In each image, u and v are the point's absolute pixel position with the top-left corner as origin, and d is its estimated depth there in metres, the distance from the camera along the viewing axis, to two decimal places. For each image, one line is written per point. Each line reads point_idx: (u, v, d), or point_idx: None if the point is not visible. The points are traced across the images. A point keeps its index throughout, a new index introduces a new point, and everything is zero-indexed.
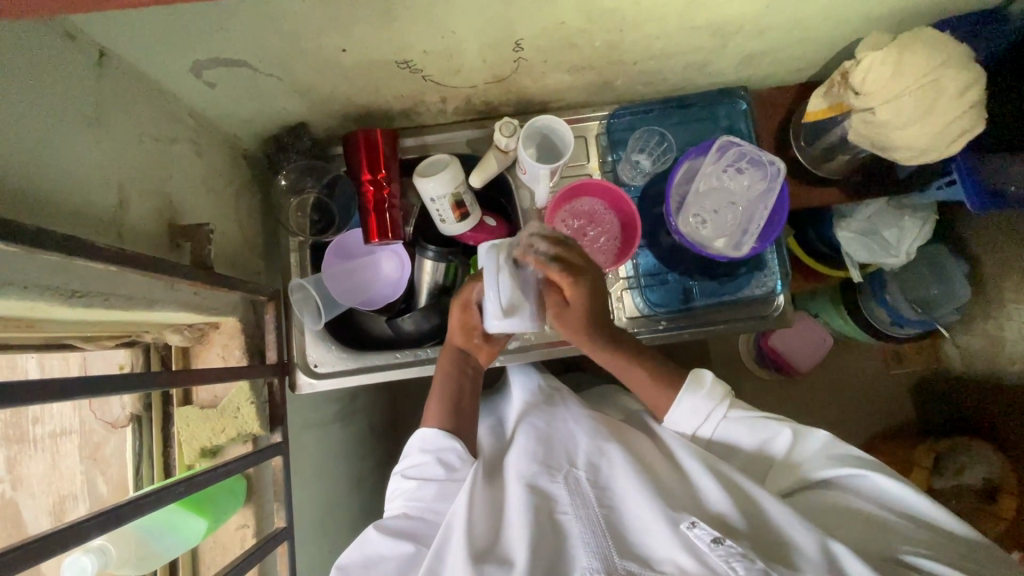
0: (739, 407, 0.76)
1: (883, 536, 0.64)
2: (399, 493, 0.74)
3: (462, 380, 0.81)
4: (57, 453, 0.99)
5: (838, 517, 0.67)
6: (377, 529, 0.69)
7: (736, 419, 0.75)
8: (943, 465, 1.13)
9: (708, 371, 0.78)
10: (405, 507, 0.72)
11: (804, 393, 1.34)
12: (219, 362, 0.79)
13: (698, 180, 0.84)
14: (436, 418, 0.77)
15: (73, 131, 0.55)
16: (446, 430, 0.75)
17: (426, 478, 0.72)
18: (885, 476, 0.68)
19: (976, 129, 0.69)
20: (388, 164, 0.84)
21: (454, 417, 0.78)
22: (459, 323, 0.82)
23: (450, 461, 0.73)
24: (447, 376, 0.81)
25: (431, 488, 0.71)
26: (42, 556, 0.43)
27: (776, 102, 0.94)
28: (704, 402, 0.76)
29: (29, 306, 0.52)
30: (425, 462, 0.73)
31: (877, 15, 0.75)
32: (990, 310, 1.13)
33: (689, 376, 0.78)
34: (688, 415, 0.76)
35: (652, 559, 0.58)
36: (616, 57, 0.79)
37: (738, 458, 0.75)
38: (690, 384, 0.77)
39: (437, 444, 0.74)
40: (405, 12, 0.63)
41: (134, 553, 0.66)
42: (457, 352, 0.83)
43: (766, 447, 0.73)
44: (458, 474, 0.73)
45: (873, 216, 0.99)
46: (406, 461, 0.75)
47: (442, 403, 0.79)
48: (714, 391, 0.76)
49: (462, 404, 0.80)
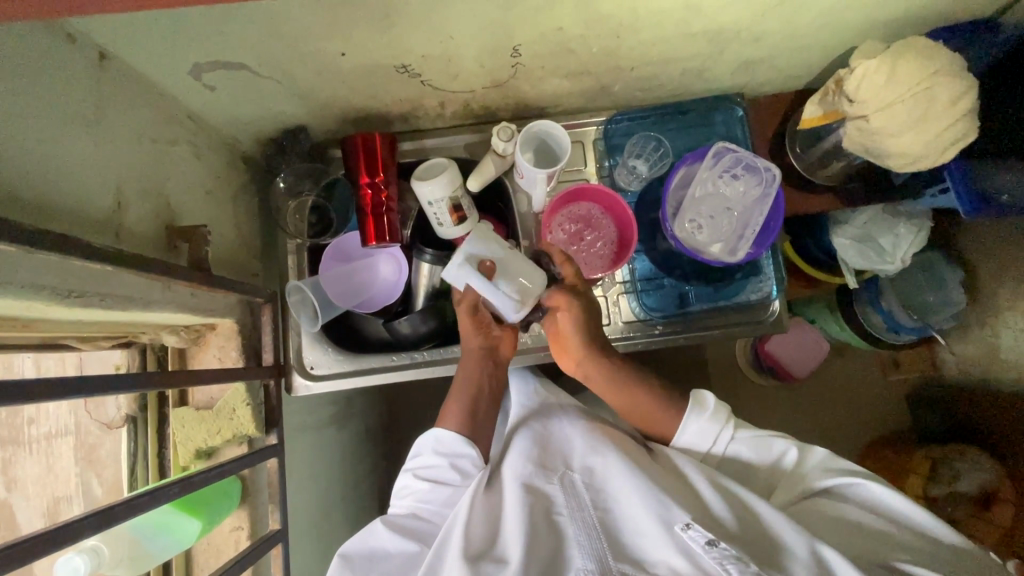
0: (743, 428, 0.76)
1: (879, 544, 0.64)
2: (408, 493, 0.74)
3: (482, 381, 0.81)
4: (52, 455, 0.99)
5: (837, 525, 0.67)
6: (385, 523, 0.70)
7: (744, 440, 0.75)
8: (939, 472, 1.12)
9: (710, 394, 0.78)
10: (413, 508, 0.72)
11: (801, 399, 1.34)
12: (214, 364, 0.79)
13: (694, 186, 0.84)
14: (456, 422, 0.77)
15: (72, 131, 0.55)
16: (463, 436, 0.75)
17: (439, 482, 0.72)
18: (881, 488, 0.69)
19: (968, 137, 0.70)
20: (386, 168, 0.84)
21: (472, 422, 0.78)
22: (470, 321, 0.80)
23: (465, 468, 0.74)
24: (467, 379, 0.80)
25: (442, 491, 0.72)
26: (34, 554, 0.43)
27: (772, 109, 0.95)
28: (709, 424, 0.75)
29: (26, 306, 0.52)
30: (438, 466, 0.73)
31: (872, 23, 0.76)
32: (985, 317, 1.13)
33: (691, 399, 0.78)
34: (695, 438, 0.76)
35: (645, 561, 0.58)
36: (613, 63, 0.80)
37: (746, 476, 0.74)
38: (694, 407, 0.77)
39: (453, 449, 0.74)
40: (404, 17, 0.63)
41: (127, 554, 0.66)
42: (477, 353, 0.82)
43: (774, 463, 0.73)
44: (469, 480, 0.73)
45: (868, 223, 0.99)
46: (419, 461, 0.75)
47: (461, 408, 0.78)
48: (717, 414, 0.76)
49: (482, 405, 0.80)
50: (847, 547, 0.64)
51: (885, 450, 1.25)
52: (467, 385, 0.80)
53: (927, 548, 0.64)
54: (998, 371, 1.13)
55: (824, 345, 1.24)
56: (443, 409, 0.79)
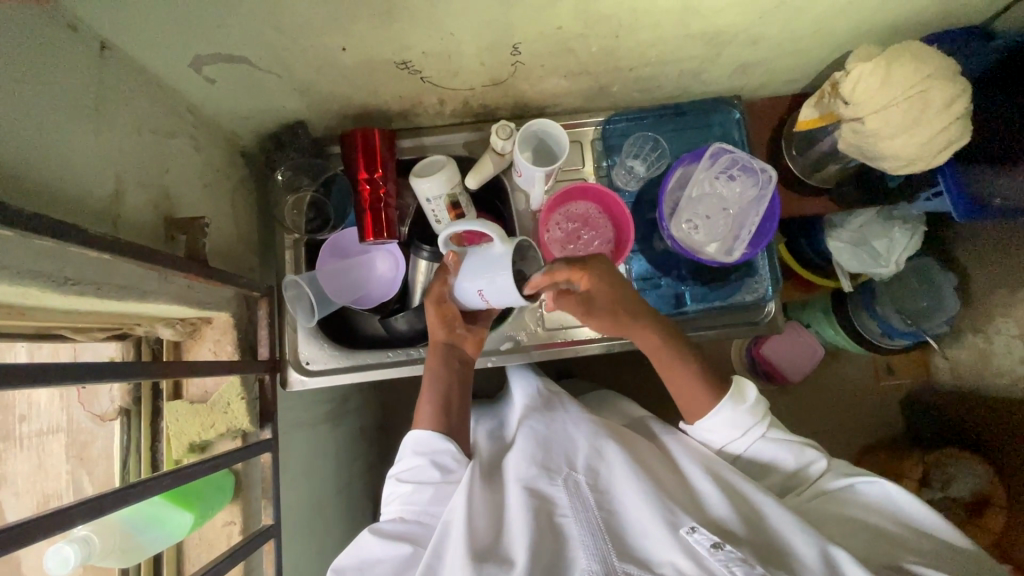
0: (775, 429, 0.76)
1: (891, 549, 0.63)
2: (395, 497, 0.73)
3: (450, 378, 0.80)
4: (43, 452, 0.98)
5: (844, 524, 0.67)
6: (373, 532, 0.68)
7: (771, 440, 0.75)
8: (931, 476, 1.14)
9: (752, 387, 0.77)
10: (401, 511, 0.71)
11: (795, 403, 1.35)
12: (210, 357, 0.79)
13: (690, 186, 0.85)
14: (427, 420, 0.76)
15: (72, 119, 0.55)
16: (438, 432, 0.75)
17: (422, 481, 0.71)
18: (892, 487, 0.69)
19: (962, 140, 0.71)
20: (385, 163, 0.85)
21: (446, 419, 0.77)
22: (436, 317, 0.81)
23: (445, 463, 0.72)
24: (436, 376, 0.80)
25: (426, 491, 0.70)
26: (29, 539, 0.43)
27: (769, 111, 0.96)
28: (744, 416, 0.75)
29: (22, 292, 0.52)
30: (419, 465, 0.72)
31: (868, 28, 0.76)
32: (978, 323, 1.14)
33: (732, 387, 0.76)
34: (729, 426, 0.75)
35: (650, 561, 0.57)
36: (611, 64, 0.81)
37: (764, 476, 0.75)
38: (734, 396, 0.75)
39: (430, 446, 0.74)
40: (406, 12, 0.64)
41: (118, 545, 0.65)
42: (443, 347, 0.82)
43: (795, 470, 0.74)
44: (453, 475, 0.72)
45: (863, 227, 1.00)
46: (401, 465, 0.74)
47: (432, 403, 0.78)
48: (755, 409, 0.75)
49: (453, 405, 0.79)
50: (853, 543, 0.64)
51: (878, 454, 1.26)
52: (435, 381, 0.80)
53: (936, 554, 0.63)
54: (990, 378, 1.14)
55: (818, 347, 1.24)
56: (415, 411, 0.79)
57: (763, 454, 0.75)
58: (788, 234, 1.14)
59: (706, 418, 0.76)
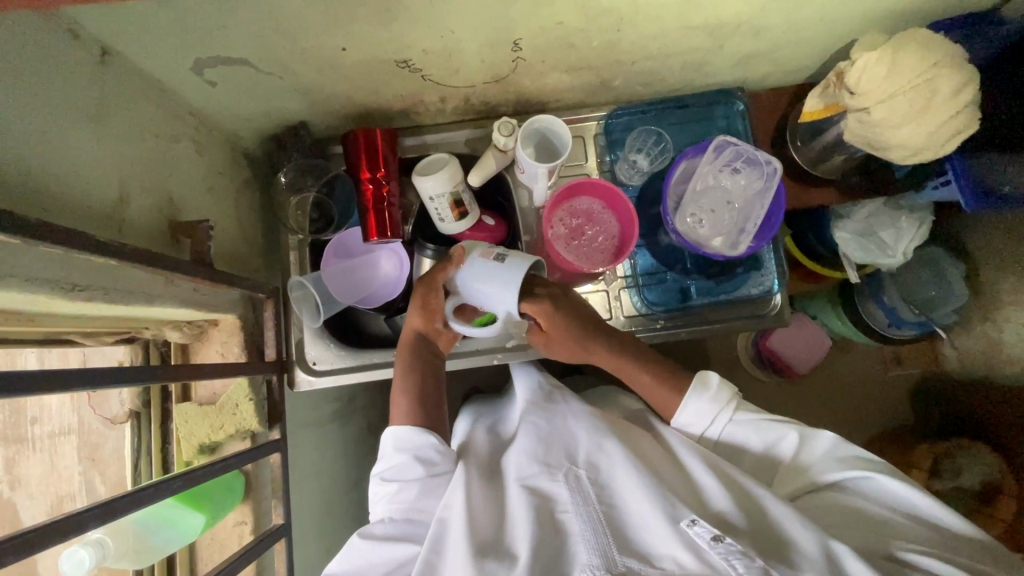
0: (745, 409, 0.75)
1: (884, 536, 0.62)
2: (381, 497, 0.71)
3: (424, 372, 0.78)
4: (55, 453, 0.99)
5: (836, 517, 0.66)
6: (363, 536, 0.68)
7: (742, 422, 0.74)
8: (941, 466, 1.12)
9: (715, 374, 0.76)
10: (388, 511, 0.70)
11: (803, 395, 1.34)
12: (217, 359, 0.80)
13: (695, 180, 0.85)
14: (405, 416, 0.73)
15: (75, 126, 0.56)
16: (420, 427, 0.72)
17: (407, 480, 0.69)
18: (889, 477, 0.66)
19: (971, 128, 0.70)
20: (387, 163, 0.85)
21: (425, 412, 0.74)
22: (421, 310, 0.78)
23: (429, 457, 0.70)
24: (411, 370, 0.77)
25: (413, 488, 0.69)
26: (45, 543, 0.43)
27: (773, 101, 0.95)
28: (710, 403, 0.74)
29: (30, 299, 0.52)
30: (401, 462, 0.70)
31: (872, 16, 0.76)
32: (988, 312, 1.13)
33: (694, 379, 0.76)
34: (693, 416, 0.75)
35: (651, 555, 0.57)
36: (613, 58, 0.80)
37: (745, 461, 0.74)
38: (697, 386, 0.76)
39: (412, 441, 0.71)
40: (405, 12, 0.63)
41: (132, 547, 0.66)
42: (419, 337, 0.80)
43: (772, 450, 0.72)
44: (437, 468, 0.70)
45: (870, 217, 0.99)
46: (384, 463, 0.72)
47: (408, 398, 0.75)
48: (720, 393, 0.75)
49: (429, 397, 0.76)
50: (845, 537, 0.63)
51: (886, 445, 1.25)
52: (408, 373, 0.77)
53: (932, 537, 0.62)
54: (1000, 367, 1.13)
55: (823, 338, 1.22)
56: (390, 406, 0.76)
57: (738, 439, 0.74)
58: (794, 226, 1.14)
59: (675, 412, 0.77)
